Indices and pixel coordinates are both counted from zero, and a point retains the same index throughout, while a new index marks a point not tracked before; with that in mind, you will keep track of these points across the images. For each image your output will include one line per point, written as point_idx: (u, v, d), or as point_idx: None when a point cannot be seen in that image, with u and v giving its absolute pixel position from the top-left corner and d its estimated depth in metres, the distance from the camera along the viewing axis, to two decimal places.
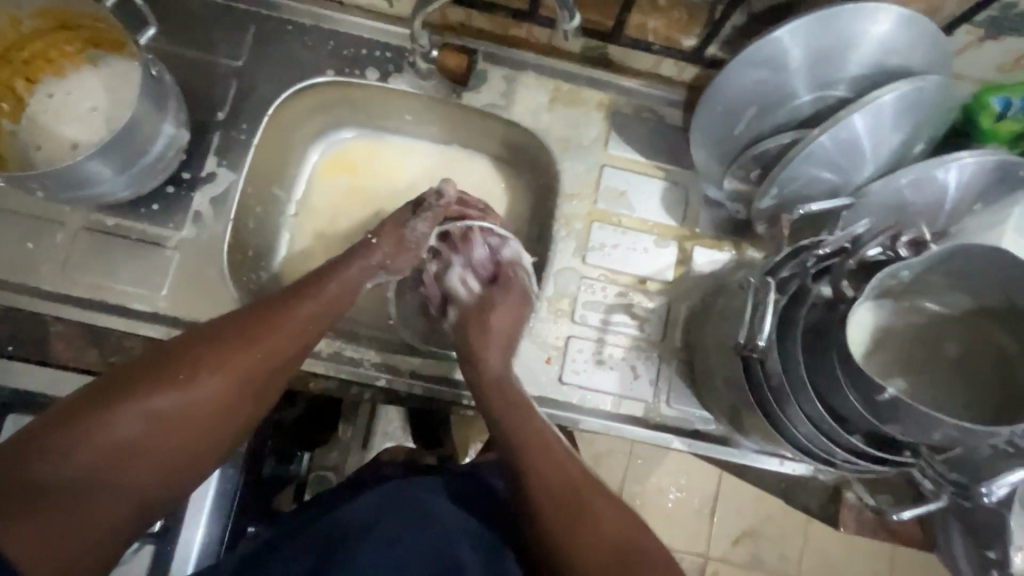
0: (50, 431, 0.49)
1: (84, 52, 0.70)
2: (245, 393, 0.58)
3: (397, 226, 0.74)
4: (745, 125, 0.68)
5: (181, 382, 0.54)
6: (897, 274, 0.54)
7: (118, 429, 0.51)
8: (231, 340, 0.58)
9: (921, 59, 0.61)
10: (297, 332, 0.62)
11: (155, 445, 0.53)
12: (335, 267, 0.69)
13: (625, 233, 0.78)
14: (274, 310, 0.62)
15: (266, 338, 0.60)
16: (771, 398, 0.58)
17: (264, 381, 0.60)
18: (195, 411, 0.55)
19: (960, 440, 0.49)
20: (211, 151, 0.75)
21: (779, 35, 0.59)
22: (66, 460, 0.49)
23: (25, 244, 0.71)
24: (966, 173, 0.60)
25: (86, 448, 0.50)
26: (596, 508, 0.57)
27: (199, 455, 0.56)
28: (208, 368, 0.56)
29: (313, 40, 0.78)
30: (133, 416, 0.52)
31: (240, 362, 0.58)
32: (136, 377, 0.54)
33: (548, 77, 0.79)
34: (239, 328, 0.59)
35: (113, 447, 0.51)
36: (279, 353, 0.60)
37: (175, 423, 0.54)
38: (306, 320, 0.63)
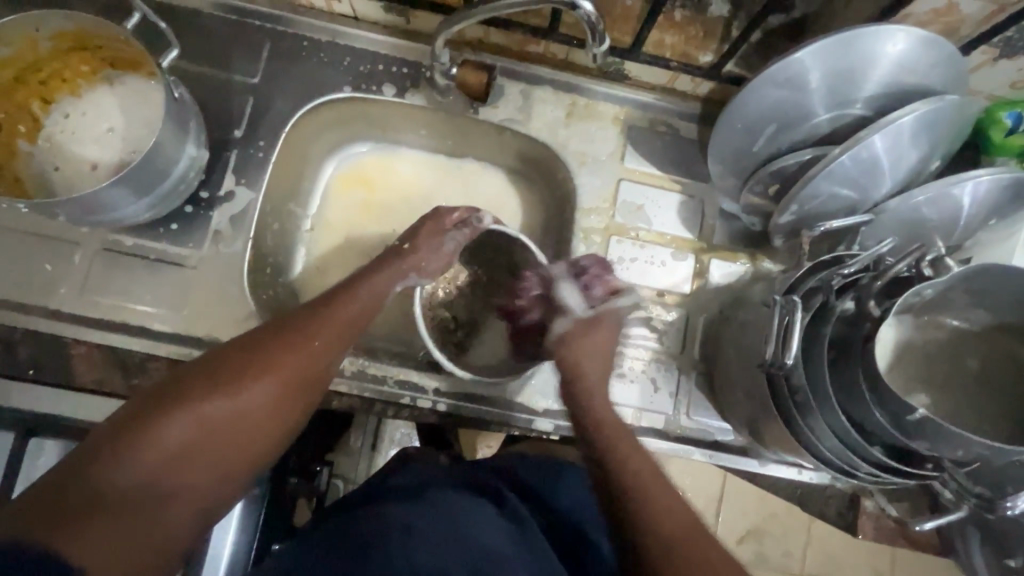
0: (101, 442, 0.45)
1: (100, 71, 0.70)
2: (294, 396, 0.55)
3: (430, 233, 0.70)
4: (764, 142, 0.68)
5: (232, 386, 0.51)
6: (921, 293, 0.55)
7: (173, 436, 0.47)
8: (276, 342, 0.55)
9: (938, 79, 0.62)
10: (339, 332, 0.60)
11: (210, 452, 0.49)
12: (365, 272, 0.66)
13: (643, 247, 0.79)
14: (314, 311, 0.59)
15: (310, 338, 0.57)
16: (794, 413, 0.59)
17: (311, 384, 0.57)
18: (248, 414, 0.51)
19: (985, 456, 0.51)
20: (229, 170, 0.75)
21: (802, 56, 0.59)
22: (122, 471, 0.44)
23: (43, 265, 0.71)
24: (984, 190, 0.62)
25: (141, 456, 0.45)
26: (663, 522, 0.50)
27: (253, 462, 0.52)
28: (258, 370, 0.53)
29: (329, 56, 0.78)
30: (188, 420, 0.48)
31: (289, 363, 0.55)
32: (184, 382, 0.50)
33: (565, 92, 0.80)
34: (283, 330, 0.56)
35: (169, 454, 0.47)
36: (324, 355, 0.58)
37: (229, 428, 0.50)
38: (346, 321, 0.61)
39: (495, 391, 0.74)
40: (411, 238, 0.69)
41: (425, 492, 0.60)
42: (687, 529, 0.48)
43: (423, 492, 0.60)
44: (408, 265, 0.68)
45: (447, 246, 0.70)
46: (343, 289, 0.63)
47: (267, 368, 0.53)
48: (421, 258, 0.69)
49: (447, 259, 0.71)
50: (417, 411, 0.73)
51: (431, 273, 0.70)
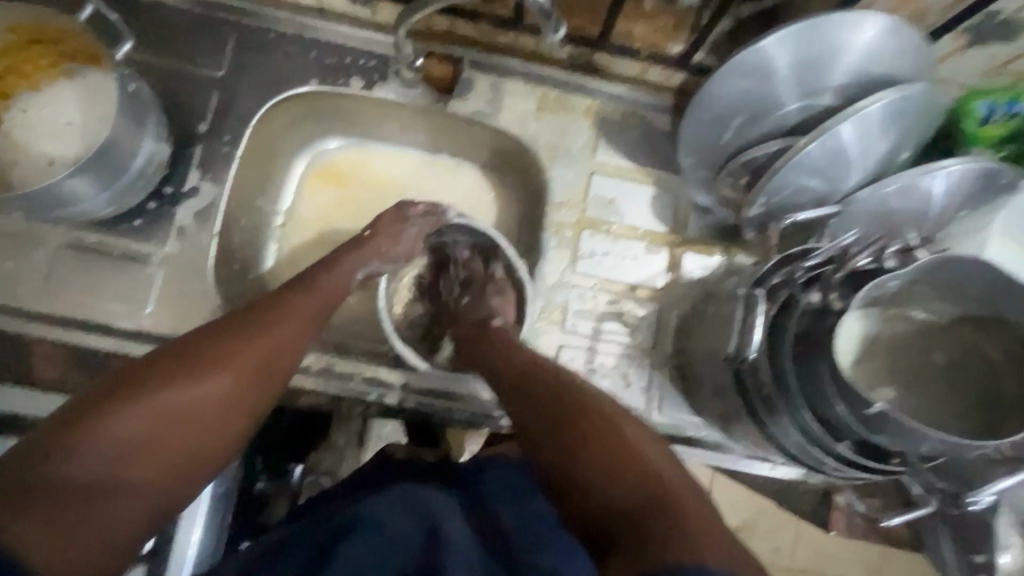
0: (49, 436, 0.43)
1: (59, 65, 0.69)
2: (253, 386, 0.53)
3: (392, 222, 0.70)
4: (734, 133, 0.67)
5: (187, 377, 0.50)
6: (884, 284, 0.55)
7: (125, 425, 0.45)
8: (234, 333, 0.54)
9: (906, 67, 0.61)
10: (299, 324, 0.59)
11: (164, 444, 0.47)
12: (325, 267, 0.66)
13: (616, 241, 0.78)
14: (276, 304, 0.59)
15: (271, 328, 0.56)
16: (760, 408, 0.58)
17: (272, 374, 0.55)
18: (204, 405, 0.50)
19: (948, 451, 0.50)
20: (193, 165, 0.74)
21: (767, 44, 0.58)
22: (70, 461, 0.43)
23: (5, 263, 0.70)
24: (953, 180, 0.61)
25: (91, 447, 0.44)
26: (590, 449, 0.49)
27: (211, 455, 0.50)
28: (215, 360, 0.52)
29: (295, 48, 0.77)
30: (140, 411, 0.46)
31: (248, 353, 0.54)
32: (137, 375, 0.48)
33: (535, 84, 0.79)
34: (242, 322, 0.56)
35: (120, 444, 0.45)
36: (284, 345, 0.57)
37: (184, 419, 0.49)
38: (308, 311, 0.61)
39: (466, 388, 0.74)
40: (373, 226, 0.70)
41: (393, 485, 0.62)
42: (592, 414, 0.51)
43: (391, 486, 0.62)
44: (371, 253, 0.69)
45: (409, 236, 0.70)
46: (303, 284, 0.63)
47: (223, 359, 0.52)
48: (382, 246, 0.69)
49: (411, 247, 0.71)
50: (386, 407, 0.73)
51: (395, 261, 0.70)
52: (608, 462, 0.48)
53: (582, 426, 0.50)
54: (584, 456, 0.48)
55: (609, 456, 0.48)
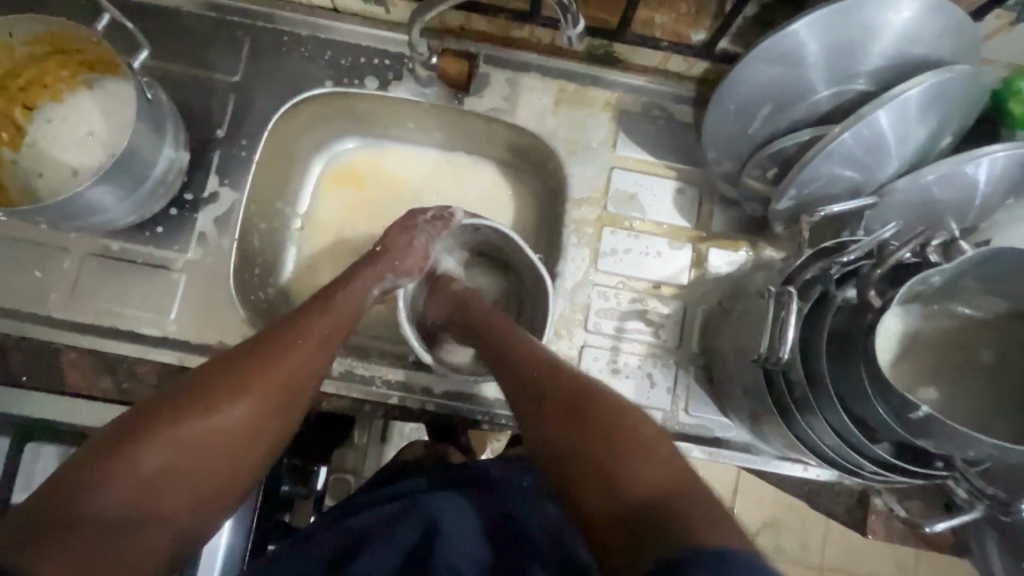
0: (73, 470, 0.43)
1: (79, 76, 0.69)
2: (275, 412, 0.53)
3: (400, 232, 0.70)
4: (761, 123, 0.65)
5: (211, 403, 0.49)
6: (927, 280, 0.52)
7: (148, 459, 0.45)
8: (254, 358, 0.54)
9: (947, 48, 0.58)
10: (319, 343, 0.58)
11: (188, 474, 0.47)
12: (340, 279, 0.65)
13: (638, 238, 0.76)
14: (294, 324, 0.58)
15: (292, 351, 0.56)
16: (793, 410, 0.56)
17: (293, 397, 0.55)
18: (227, 433, 0.49)
19: (997, 456, 0.47)
20: (212, 171, 0.74)
21: (797, 28, 0.55)
22: (99, 496, 0.43)
23: (34, 272, 0.71)
24: (999, 166, 0.57)
25: (115, 482, 0.44)
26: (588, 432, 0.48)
27: (234, 483, 0.50)
28: (237, 388, 0.51)
29: (310, 51, 0.76)
30: (163, 443, 0.46)
31: (268, 379, 0.53)
32: (159, 405, 0.48)
33: (553, 78, 0.77)
34: (261, 346, 0.55)
35: (147, 476, 0.45)
36: (304, 368, 0.56)
37: (207, 449, 0.48)
38: (327, 331, 0.60)
39: (487, 391, 0.73)
40: (382, 239, 0.69)
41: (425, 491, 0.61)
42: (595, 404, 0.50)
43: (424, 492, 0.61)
44: (385, 266, 0.67)
45: (420, 244, 0.69)
46: (323, 300, 0.62)
47: (247, 384, 0.52)
48: (393, 257, 0.68)
49: (422, 254, 0.69)
50: (407, 411, 0.72)
51: (409, 272, 0.69)
52: (624, 447, 0.46)
53: (601, 423, 0.48)
54: (600, 440, 0.47)
55: (616, 451, 0.46)
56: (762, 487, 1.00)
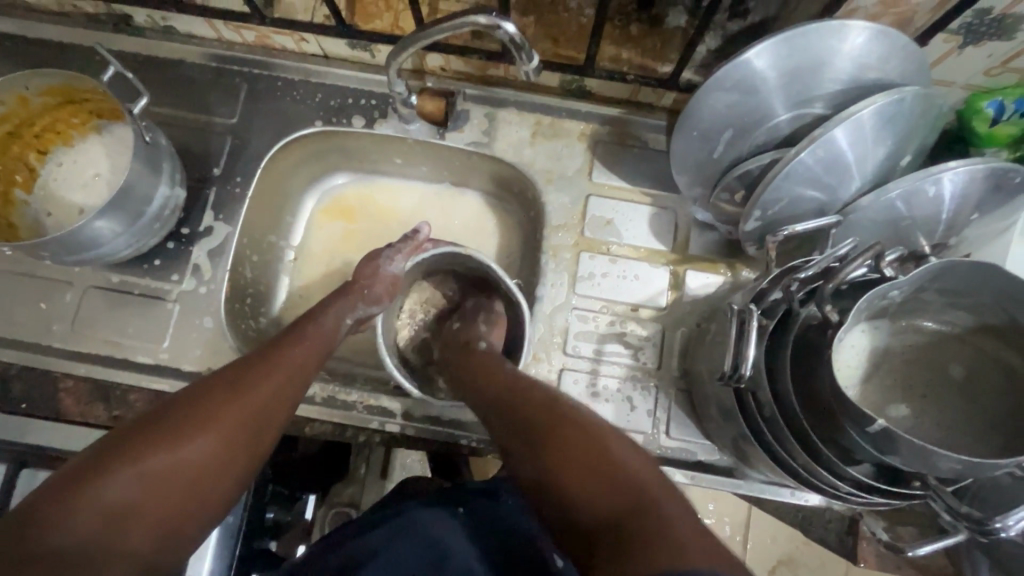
0: (42, 503, 0.46)
1: (90, 122, 0.75)
2: (241, 445, 0.55)
3: (371, 262, 0.73)
4: (724, 148, 0.67)
5: (176, 439, 0.51)
6: (886, 294, 0.52)
7: (112, 495, 0.47)
8: (223, 393, 0.56)
9: (898, 71, 0.60)
10: (288, 377, 0.61)
11: (152, 508, 0.49)
12: (313, 316, 0.68)
13: (615, 262, 0.77)
14: (266, 361, 0.60)
15: (259, 385, 0.58)
16: (764, 430, 0.55)
17: (261, 428, 0.57)
18: (190, 467, 0.51)
19: (967, 472, 0.46)
20: (208, 207, 0.78)
21: (748, 58, 0.58)
22: (62, 533, 0.45)
23: (39, 304, 0.75)
24: (960, 183, 0.57)
25: (80, 517, 0.46)
26: (619, 456, 0.50)
27: (198, 516, 0.52)
28: (201, 423, 0.53)
29: (302, 94, 0.81)
30: (128, 477, 0.48)
31: (233, 413, 0.55)
32: (126, 441, 0.50)
33: (530, 112, 0.80)
34: (230, 382, 0.57)
35: (109, 513, 0.47)
36: (272, 401, 0.58)
37: (170, 484, 0.50)
38: (298, 366, 0.62)
39: (467, 414, 0.73)
40: (358, 271, 0.73)
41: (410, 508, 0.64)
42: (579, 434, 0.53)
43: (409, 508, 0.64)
44: (359, 298, 0.71)
45: (388, 271, 0.73)
46: (292, 336, 0.65)
47: (212, 419, 0.54)
48: (363, 287, 0.72)
49: (391, 283, 0.73)
50: (387, 435, 0.73)
51: (378, 302, 0.72)
52: (590, 476, 0.49)
53: (573, 445, 0.52)
54: (573, 460, 0.51)
55: (595, 467, 0.49)
56: (761, 518, 0.97)
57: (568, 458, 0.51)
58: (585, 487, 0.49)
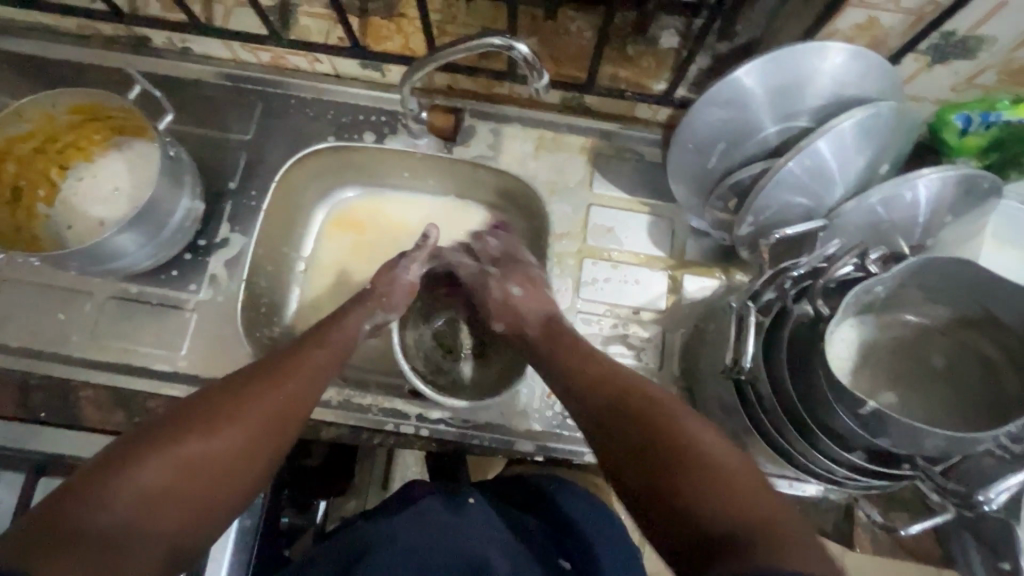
0: (81, 482, 0.47)
1: (111, 139, 0.78)
2: (267, 437, 0.57)
3: (388, 271, 0.77)
4: (718, 159, 0.72)
5: (207, 429, 0.54)
6: (872, 289, 0.56)
7: (145, 478, 0.49)
8: (247, 389, 0.58)
9: (874, 87, 0.65)
10: (311, 375, 0.63)
11: (183, 493, 0.51)
12: (334, 320, 0.71)
13: (617, 267, 0.81)
14: (288, 361, 0.63)
15: (285, 382, 0.61)
16: (764, 420, 0.59)
17: (285, 423, 0.59)
18: (221, 456, 0.53)
19: (952, 449, 0.50)
20: (224, 219, 0.81)
21: (738, 76, 0.63)
22: (101, 510, 0.46)
23: (57, 315, 0.77)
24: (934, 188, 0.63)
25: (118, 496, 0.47)
26: (685, 421, 0.53)
27: (225, 504, 0.54)
28: (228, 416, 0.56)
29: (315, 111, 0.85)
30: (160, 462, 0.50)
31: (260, 407, 0.58)
32: (159, 430, 0.52)
33: (533, 127, 0.85)
34: (258, 379, 0.60)
35: (144, 495, 0.48)
36: (297, 397, 0.61)
37: (199, 471, 0.52)
38: (321, 366, 0.65)
39: (478, 415, 0.76)
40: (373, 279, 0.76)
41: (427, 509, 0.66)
42: (641, 397, 0.57)
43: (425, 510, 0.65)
44: (375, 304, 0.74)
45: (404, 279, 0.77)
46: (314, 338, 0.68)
47: (240, 412, 0.56)
48: (382, 295, 0.75)
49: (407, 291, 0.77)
50: (401, 437, 0.76)
51: (397, 307, 0.76)
52: (673, 436, 0.52)
53: (644, 415, 0.55)
54: (656, 420, 0.54)
55: (673, 431, 0.52)
56: None
57: (641, 418, 0.55)
58: (672, 450, 0.51)
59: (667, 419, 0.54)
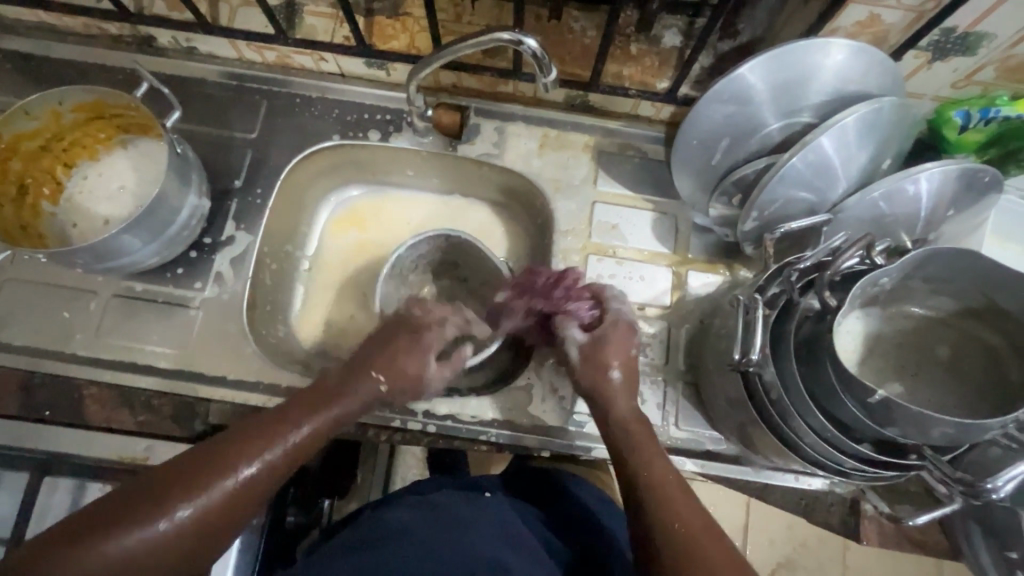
0: (56, 543, 0.48)
1: (116, 137, 0.78)
2: (243, 506, 0.55)
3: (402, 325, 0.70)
4: (722, 155, 0.73)
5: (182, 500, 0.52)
6: (877, 281, 0.57)
7: (126, 538, 0.49)
8: (236, 454, 0.56)
9: (876, 83, 0.66)
10: (307, 437, 0.60)
11: (151, 560, 0.51)
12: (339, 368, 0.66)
13: (622, 263, 0.82)
14: (282, 420, 0.60)
15: (273, 447, 0.57)
16: (772, 411, 0.59)
17: (266, 489, 0.57)
18: (191, 527, 0.52)
19: (960, 437, 0.51)
20: (229, 217, 0.81)
21: (742, 73, 0.64)
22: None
23: (61, 314, 0.76)
24: (936, 182, 0.64)
25: (86, 562, 0.48)
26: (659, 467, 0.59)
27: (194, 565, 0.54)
28: (208, 484, 0.53)
29: (320, 110, 0.85)
30: (129, 532, 0.50)
31: (243, 475, 0.55)
32: (138, 494, 0.52)
33: (537, 126, 0.86)
34: (248, 441, 0.57)
35: (112, 561, 0.49)
36: (284, 462, 0.58)
37: (167, 539, 0.51)
38: (318, 425, 0.61)
39: (485, 411, 0.76)
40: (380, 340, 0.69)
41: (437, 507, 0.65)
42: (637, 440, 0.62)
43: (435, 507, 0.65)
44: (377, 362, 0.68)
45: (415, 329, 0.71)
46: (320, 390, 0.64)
47: (221, 483, 0.54)
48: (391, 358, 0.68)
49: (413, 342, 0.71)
50: (408, 433, 0.76)
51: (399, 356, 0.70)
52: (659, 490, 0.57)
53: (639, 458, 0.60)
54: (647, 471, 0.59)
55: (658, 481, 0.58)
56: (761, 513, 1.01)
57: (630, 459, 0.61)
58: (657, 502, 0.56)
59: (648, 471, 0.59)
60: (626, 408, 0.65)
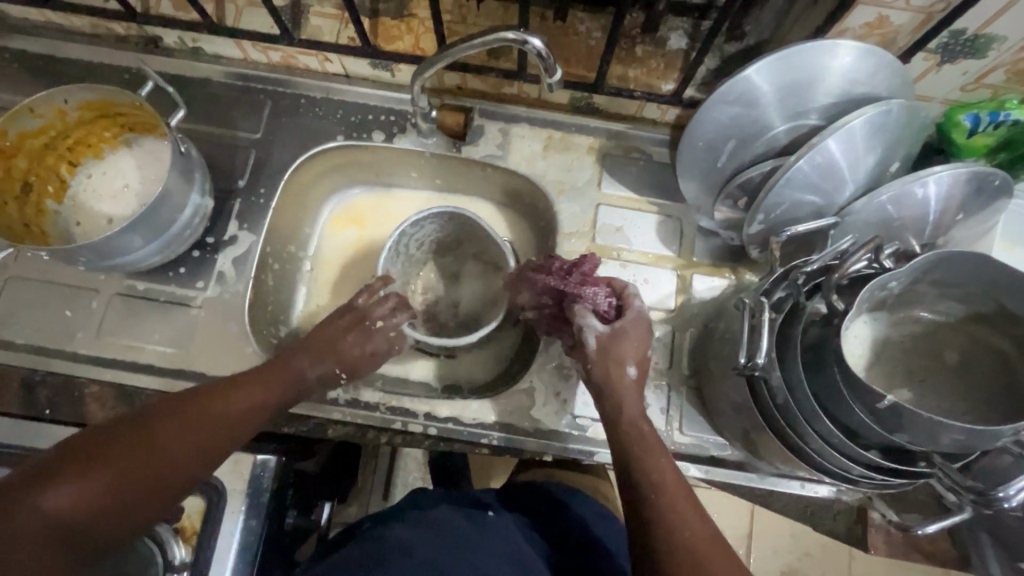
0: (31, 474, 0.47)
1: (120, 136, 0.78)
2: (222, 443, 0.57)
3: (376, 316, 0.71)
4: (727, 157, 0.72)
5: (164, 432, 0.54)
6: (885, 285, 0.56)
7: (110, 472, 0.50)
8: (211, 396, 0.59)
9: (884, 85, 0.65)
10: (276, 387, 0.64)
11: (131, 491, 0.50)
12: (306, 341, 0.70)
13: (626, 266, 0.81)
14: (253, 376, 0.64)
15: (244, 395, 0.61)
16: (778, 417, 0.58)
17: (241, 431, 0.59)
18: (173, 457, 0.53)
19: (970, 444, 0.50)
20: (232, 217, 0.81)
21: (748, 74, 0.63)
22: (45, 500, 0.46)
23: (63, 312, 0.76)
24: (944, 185, 0.63)
25: (65, 488, 0.47)
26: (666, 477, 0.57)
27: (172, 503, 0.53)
28: (188, 417, 0.56)
29: (325, 110, 0.85)
30: (112, 461, 0.50)
31: (219, 416, 0.58)
32: (116, 427, 0.52)
33: (542, 128, 0.85)
34: (223, 386, 0.61)
35: (93, 488, 0.48)
36: (256, 410, 0.61)
37: (148, 468, 0.51)
38: (285, 380, 0.66)
39: (486, 415, 0.75)
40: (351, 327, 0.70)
41: (437, 512, 0.65)
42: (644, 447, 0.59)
43: (435, 513, 0.64)
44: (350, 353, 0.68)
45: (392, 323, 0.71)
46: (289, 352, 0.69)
47: (199, 419, 0.56)
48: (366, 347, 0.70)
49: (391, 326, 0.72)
50: (409, 435, 0.75)
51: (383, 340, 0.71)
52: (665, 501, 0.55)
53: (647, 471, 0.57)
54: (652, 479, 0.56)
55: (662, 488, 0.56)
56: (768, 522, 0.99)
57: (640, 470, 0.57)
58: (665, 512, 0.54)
59: (653, 477, 0.56)
60: (638, 412, 0.62)
